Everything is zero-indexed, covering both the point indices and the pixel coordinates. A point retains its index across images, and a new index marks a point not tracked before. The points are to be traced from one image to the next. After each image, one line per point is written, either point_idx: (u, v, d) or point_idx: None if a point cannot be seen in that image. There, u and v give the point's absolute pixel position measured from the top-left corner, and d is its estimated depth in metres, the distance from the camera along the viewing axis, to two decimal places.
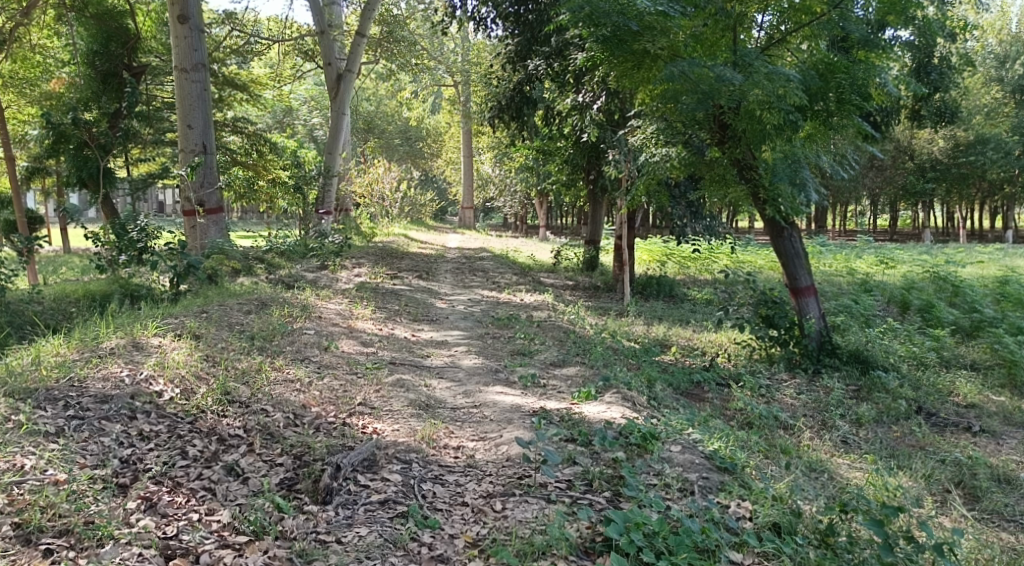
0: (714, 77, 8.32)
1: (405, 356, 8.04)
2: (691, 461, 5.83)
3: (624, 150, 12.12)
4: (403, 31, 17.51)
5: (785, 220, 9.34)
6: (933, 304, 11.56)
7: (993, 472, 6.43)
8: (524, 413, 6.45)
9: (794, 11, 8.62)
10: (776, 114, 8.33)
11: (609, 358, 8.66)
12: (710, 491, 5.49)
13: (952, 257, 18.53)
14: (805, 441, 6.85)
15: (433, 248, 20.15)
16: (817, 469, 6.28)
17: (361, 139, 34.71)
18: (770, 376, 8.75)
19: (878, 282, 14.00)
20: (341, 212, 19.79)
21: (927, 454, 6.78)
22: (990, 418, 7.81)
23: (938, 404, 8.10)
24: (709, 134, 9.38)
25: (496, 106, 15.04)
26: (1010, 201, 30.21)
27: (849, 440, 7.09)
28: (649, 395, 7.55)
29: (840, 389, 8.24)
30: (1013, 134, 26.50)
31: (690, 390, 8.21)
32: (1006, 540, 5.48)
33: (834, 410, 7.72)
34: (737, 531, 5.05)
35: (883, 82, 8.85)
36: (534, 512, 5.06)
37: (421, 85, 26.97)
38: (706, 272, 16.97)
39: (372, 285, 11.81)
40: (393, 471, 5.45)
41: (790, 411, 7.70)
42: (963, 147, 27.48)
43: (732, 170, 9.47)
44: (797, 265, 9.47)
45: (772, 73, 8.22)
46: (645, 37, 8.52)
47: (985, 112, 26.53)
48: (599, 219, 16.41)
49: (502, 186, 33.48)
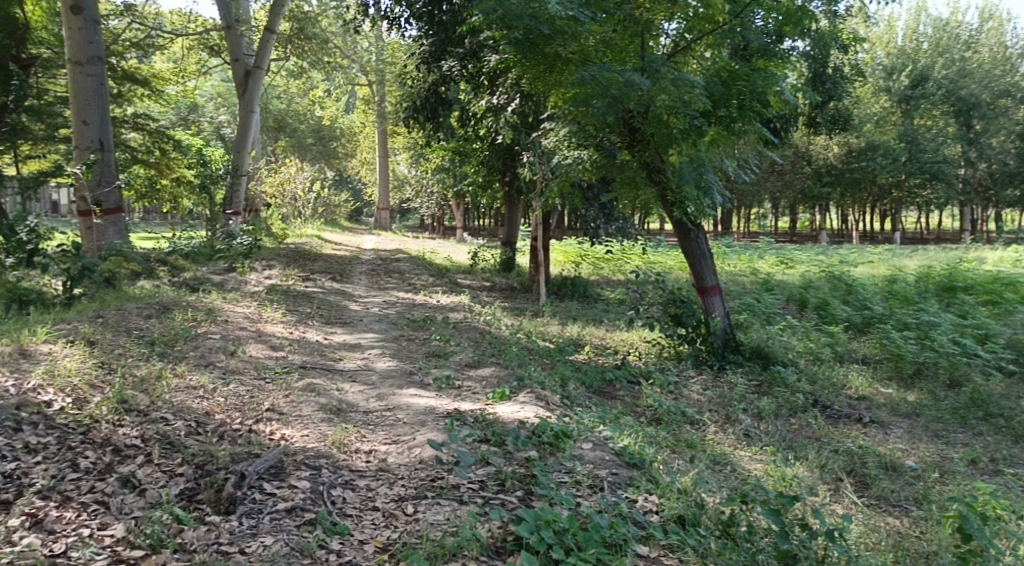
0: (623, 82, 8.47)
1: (316, 360, 7.91)
2: (601, 458, 5.95)
3: (539, 152, 12.31)
4: (314, 28, 17.21)
5: (692, 221, 9.64)
6: (829, 302, 12.10)
7: (881, 460, 6.77)
8: (438, 415, 6.44)
9: (698, 20, 8.76)
10: (682, 119, 8.69)
11: (524, 359, 8.72)
12: (619, 486, 5.60)
13: (846, 258, 19.40)
14: (711, 435, 7.07)
15: (347, 249, 19.87)
16: (720, 462, 6.48)
17: (271, 138, 33.85)
18: (678, 372, 8.99)
19: (779, 281, 14.54)
20: (251, 212, 19.33)
21: (821, 445, 7.08)
22: (878, 409, 8.21)
23: (832, 397, 8.47)
24: (619, 137, 9.60)
25: (412, 107, 14.98)
26: (898, 205, 31.87)
27: (750, 433, 7.34)
28: (564, 394, 7.65)
29: (743, 384, 8.53)
30: (899, 142, 28.08)
31: (602, 388, 8.35)
32: (892, 523, 5.77)
33: (737, 405, 7.99)
34: (644, 525, 5.17)
35: (780, 90, 9.24)
36: (446, 514, 5.06)
37: (335, 83, 26.57)
38: (620, 273, 17.31)
39: (283, 287, 11.58)
40: (302, 477, 5.36)
41: (696, 407, 7.94)
42: (855, 153, 28.85)
43: (642, 173, 9.68)
44: (703, 265, 9.76)
45: (677, 79, 8.34)
46: (556, 41, 8.78)
47: (875, 120, 28.03)
48: (515, 221, 16.51)
49: (418, 187, 33.26)
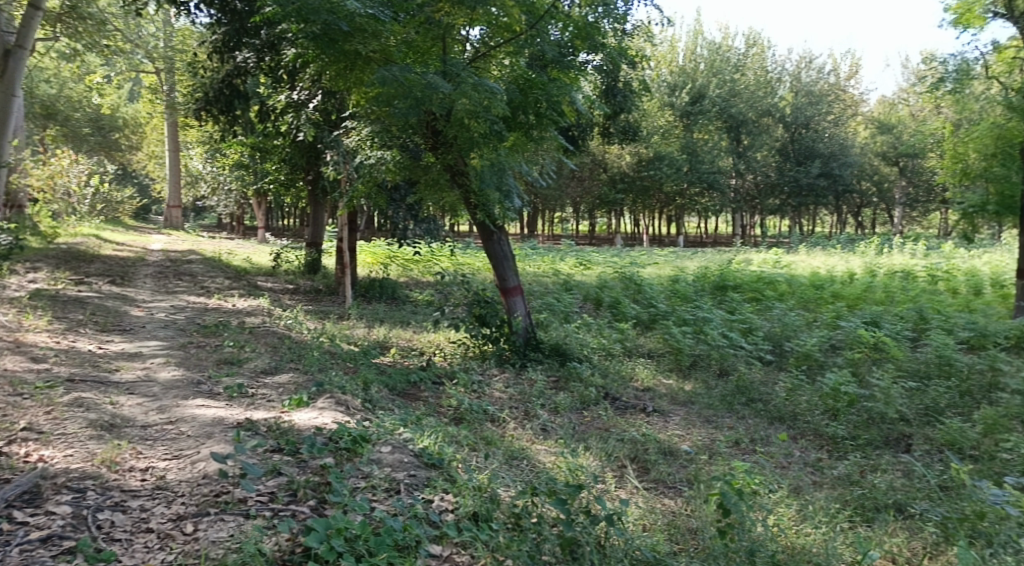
0: (425, 84, 8.43)
1: (88, 372, 7.24)
2: (399, 460, 5.89)
3: (342, 151, 12.06)
4: (89, 7, 15.81)
5: (495, 223, 9.82)
6: (621, 300, 12.76)
7: (661, 446, 7.20)
8: (226, 426, 6.10)
9: (498, 28, 8.95)
10: (483, 124, 8.78)
11: (325, 363, 8.48)
12: (415, 488, 5.57)
13: (636, 259, 20.61)
14: (510, 432, 7.22)
15: (131, 250, 18.42)
16: (517, 457, 6.63)
17: (41, 127, 30.72)
18: (481, 371, 9.11)
19: (578, 282, 15.14)
20: (16, 209, 17.42)
21: (608, 435, 7.42)
22: (660, 399, 8.74)
23: (620, 389, 8.92)
24: (422, 138, 9.60)
25: (203, 98, 14.01)
26: (683, 211, 34.30)
27: (547, 427, 7.56)
28: (365, 398, 7.51)
29: (541, 380, 8.77)
30: (682, 153, 30.27)
31: (406, 389, 8.29)
32: (668, 505, 6.15)
33: (535, 400, 8.21)
34: (437, 524, 5.18)
35: (573, 99, 9.71)
36: (229, 530, 4.79)
37: (116, 69, 24.58)
38: (427, 274, 17.32)
39: (52, 292, 10.52)
40: (62, 502, 4.88)
41: (497, 404, 8.08)
42: (645, 162, 30.27)
43: (445, 175, 9.74)
44: (505, 266, 9.96)
45: (478, 84, 8.49)
46: (356, 39, 8.41)
47: (660, 132, 30.18)
48: (321, 220, 16.09)
49: (214, 185, 31.48)
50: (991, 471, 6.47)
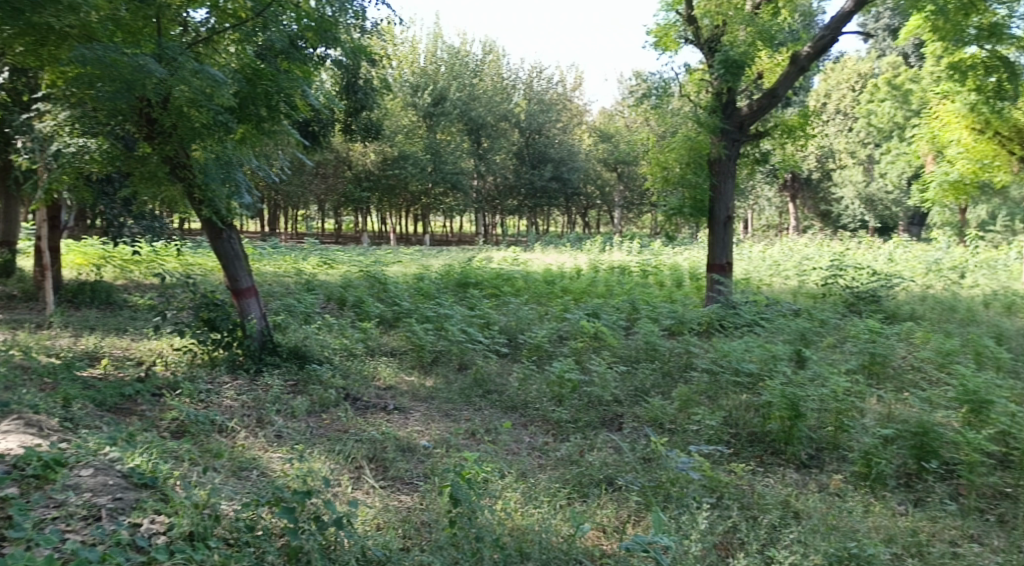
0: (133, 67, 7.53)
1: None
2: (103, 483, 5.22)
3: (35, 137, 10.57)
4: None
5: (222, 221, 9.08)
6: (364, 299, 12.45)
7: (400, 443, 7.03)
8: None
9: (224, 11, 8.62)
10: (205, 113, 8.19)
11: (14, 382, 7.36)
12: (121, 513, 4.98)
13: (379, 258, 20.35)
14: (240, 442, 6.72)
15: None
16: (245, 468, 6.22)
17: None
18: (209, 380, 8.39)
19: (320, 281, 14.57)
20: None
21: (347, 436, 7.11)
22: (401, 396, 8.44)
23: (362, 389, 8.55)
24: (134, 127, 8.46)
25: None
26: (426, 211, 34.46)
27: (281, 434, 7.14)
28: (65, 417, 6.62)
29: (277, 385, 8.25)
30: (427, 152, 30.21)
31: (119, 405, 7.44)
32: (405, 501, 6.04)
33: (269, 406, 7.71)
34: (145, 550, 4.69)
35: (306, 94, 9.25)
36: None
37: None
38: (151, 276, 15.78)
39: None
40: None
41: (225, 414, 7.49)
42: (390, 161, 29.60)
43: (163, 169, 8.59)
44: (237, 266, 9.29)
45: (199, 71, 7.93)
46: (48, 11, 7.01)
47: (404, 132, 29.71)
48: (15, 213, 14.25)
49: None
50: (680, 442, 7.08)
